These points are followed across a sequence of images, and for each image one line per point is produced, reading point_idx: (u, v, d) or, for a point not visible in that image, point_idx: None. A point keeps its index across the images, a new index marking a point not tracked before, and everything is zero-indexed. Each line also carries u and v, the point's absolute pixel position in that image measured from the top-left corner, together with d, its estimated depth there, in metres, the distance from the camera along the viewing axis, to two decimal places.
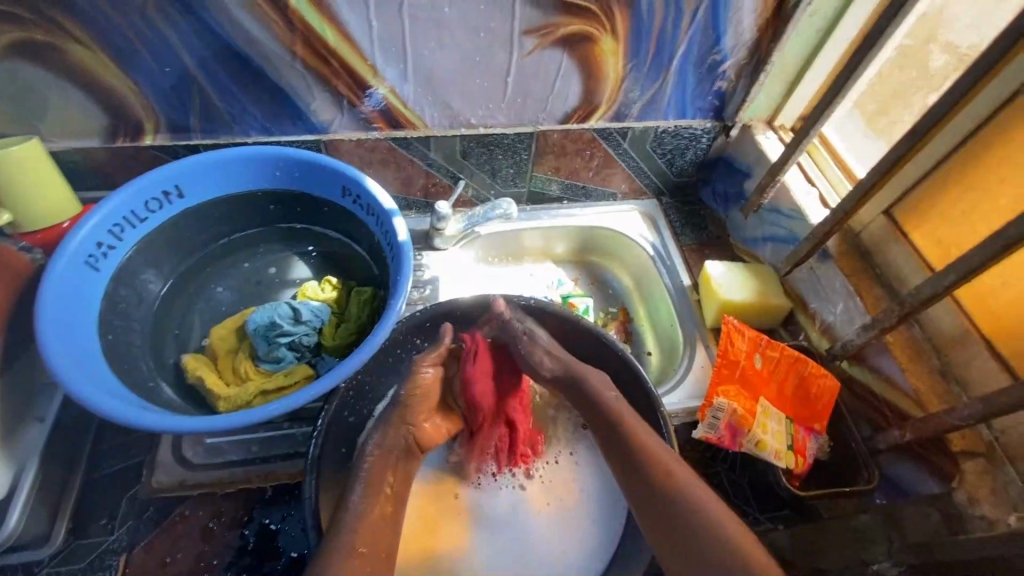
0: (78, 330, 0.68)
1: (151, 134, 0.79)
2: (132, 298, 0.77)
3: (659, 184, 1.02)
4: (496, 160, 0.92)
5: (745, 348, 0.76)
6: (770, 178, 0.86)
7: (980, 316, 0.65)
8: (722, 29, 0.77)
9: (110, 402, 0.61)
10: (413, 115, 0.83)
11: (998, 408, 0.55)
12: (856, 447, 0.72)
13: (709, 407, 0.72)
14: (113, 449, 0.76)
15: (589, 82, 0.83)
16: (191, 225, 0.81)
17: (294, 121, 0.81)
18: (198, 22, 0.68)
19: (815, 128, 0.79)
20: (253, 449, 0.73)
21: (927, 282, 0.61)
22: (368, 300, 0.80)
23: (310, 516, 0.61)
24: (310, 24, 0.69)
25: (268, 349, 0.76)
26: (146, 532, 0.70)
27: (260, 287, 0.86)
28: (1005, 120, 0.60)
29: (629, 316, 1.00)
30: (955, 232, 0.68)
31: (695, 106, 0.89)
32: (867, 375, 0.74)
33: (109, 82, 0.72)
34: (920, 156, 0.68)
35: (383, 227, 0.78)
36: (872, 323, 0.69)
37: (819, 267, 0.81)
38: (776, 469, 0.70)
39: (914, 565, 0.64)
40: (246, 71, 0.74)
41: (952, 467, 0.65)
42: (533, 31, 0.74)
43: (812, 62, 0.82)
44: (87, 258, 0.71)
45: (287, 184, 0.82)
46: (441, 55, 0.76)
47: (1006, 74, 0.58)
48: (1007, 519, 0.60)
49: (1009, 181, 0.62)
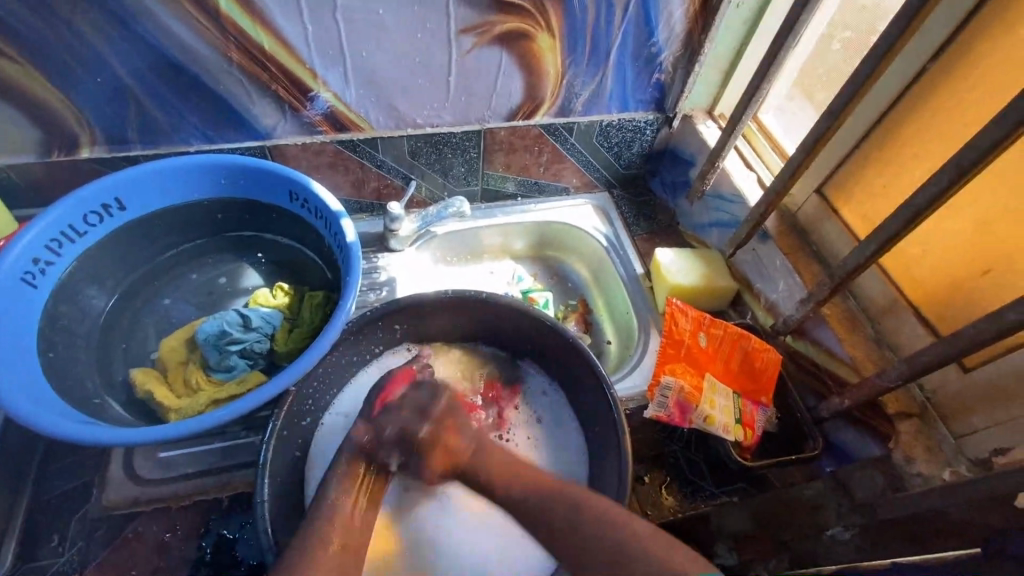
0: (16, 349, 0.66)
1: (87, 147, 0.78)
2: (74, 315, 0.75)
3: (609, 177, 1.04)
4: (446, 160, 0.93)
5: (689, 327, 0.79)
6: (710, 165, 0.89)
7: (905, 283, 0.68)
8: (654, 23, 0.80)
9: (53, 419, 0.60)
10: (358, 117, 0.84)
11: (921, 367, 0.58)
12: (802, 417, 0.75)
13: (658, 387, 0.75)
14: (60, 469, 0.74)
15: (530, 79, 0.84)
16: (135, 238, 0.80)
17: (236, 128, 0.81)
18: (127, 31, 0.68)
19: (746, 114, 0.82)
20: (210, 460, 0.71)
21: (852, 253, 0.64)
22: (321, 304, 0.80)
23: (263, 523, 0.60)
24: (242, 28, 0.69)
25: (219, 357, 0.75)
26: (99, 550, 0.69)
27: (212, 298, 0.85)
28: (913, 96, 0.64)
29: (588, 307, 1.02)
30: (878, 204, 0.71)
31: (636, 99, 0.92)
32: (810, 348, 0.77)
33: (40, 95, 0.71)
34: (843, 134, 0.72)
35: (332, 229, 0.78)
36: (809, 297, 0.72)
37: (761, 247, 0.85)
38: (725, 442, 0.73)
39: (862, 526, 0.65)
40: (183, 80, 0.74)
41: (888, 428, 0.67)
42: (470, 30, 0.76)
43: (743, 51, 0.85)
44: (23, 275, 0.69)
45: (232, 193, 0.82)
46: (380, 57, 0.76)
47: (908, 54, 0.61)
48: (942, 475, 0.63)
49: (922, 154, 0.66)
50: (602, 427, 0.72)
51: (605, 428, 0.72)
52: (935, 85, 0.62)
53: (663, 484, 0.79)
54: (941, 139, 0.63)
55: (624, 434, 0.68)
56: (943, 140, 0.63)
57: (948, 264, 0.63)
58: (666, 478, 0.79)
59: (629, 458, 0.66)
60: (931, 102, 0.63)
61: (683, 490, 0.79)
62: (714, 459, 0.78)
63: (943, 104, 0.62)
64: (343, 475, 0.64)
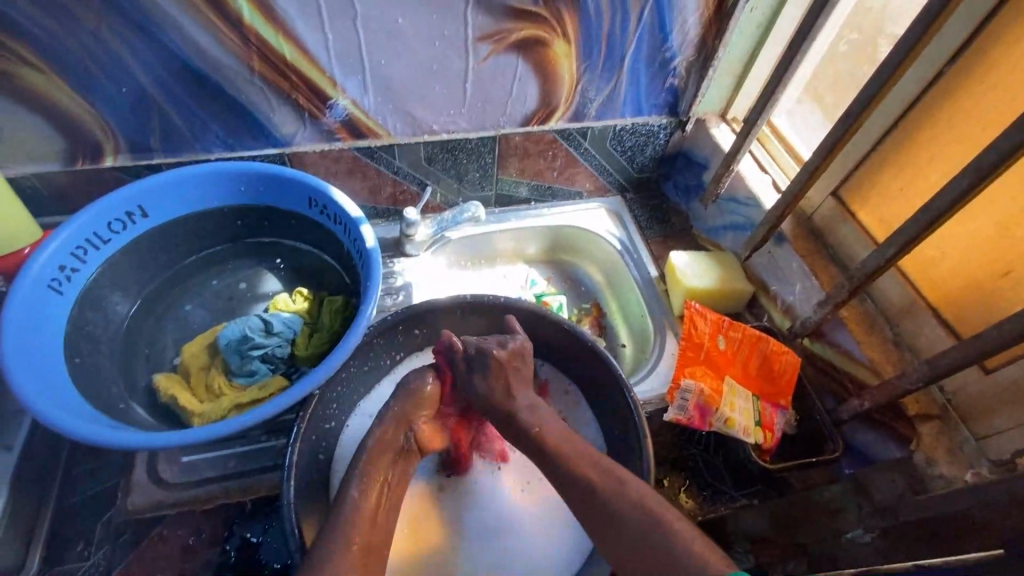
0: (45, 355, 0.67)
1: (111, 155, 0.79)
2: (99, 321, 0.76)
3: (621, 181, 1.05)
4: (461, 165, 0.94)
5: (708, 330, 0.80)
6: (724, 168, 0.90)
7: (925, 286, 0.68)
8: (668, 28, 0.81)
9: (82, 425, 0.60)
10: (375, 124, 0.84)
11: (943, 369, 0.58)
12: (821, 420, 0.75)
13: (678, 389, 0.75)
14: (86, 474, 0.75)
15: (545, 85, 0.85)
16: (157, 244, 0.81)
17: (256, 136, 0.82)
18: (152, 41, 0.69)
19: (761, 118, 0.82)
20: (231, 464, 0.72)
21: (871, 255, 0.64)
22: (340, 309, 0.80)
23: (290, 523, 0.61)
24: (263, 37, 0.70)
25: (241, 362, 0.76)
26: (124, 555, 0.70)
27: (232, 303, 0.86)
28: (931, 98, 0.64)
29: (602, 310, 1.02)
30: (895, 207, 0.71)
31: (649, 103, 0.92)
32: (828, 351, 0.78)
33: (67, 106, 0.72)
34: (860, 137, 0.72)
35: (351, 235, 0.79)
36: (827, 299, 0.72)
37: (777, 250, 0.85)
38: (746, 445, 0.73)
39: (883, 528, 0.66)
40: (205, 88, 0.75)
41: (910, 430, 0.67)
42: (486, 37, 0.77)
43: (756, 56, 0.86)
44: (50, 281, 0.70)
45: (252, 200, 0.83)
46: (398, 64, 0.77)
47: (926, 56, 0.62)
48: (964, 477, 0.63)
49: (940, 157, 0.66)
50: (622, 431, 0.73)
51: (625, 431, 0.72)
52: (952, 88, 0.62)
53: (682, 487, 0.78)
54: (960, 141, 0.63)
55: (644, 437, 0.69)
56: (961, 143, 0.63)
57: (967, 266, 0.63)
58: (684, 481, 0.79)
59: (650, 461, 0.67)
60: (949, 105, 0.63)
61: (702, 494, 0.77)
62: (734, 462, 0.78)
63: (961, 106, 0.62)
64: (365, 478, 0.64)
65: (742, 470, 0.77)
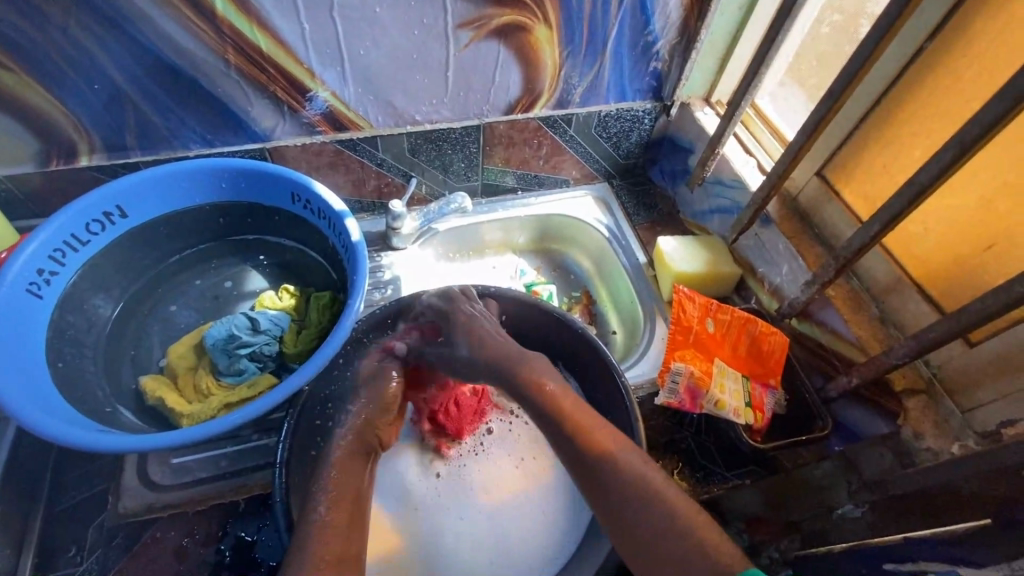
0: (25, 360, 0.66)
1: (86, 155, 0.78)
2: (81, 324, 0.75)
3: (608, 168, 1.05)
4: (446, 156, 0.93)
5: (697, 314, 0.80)
6: (710, 152, 0.90)
7: (909, 262, 0.69)
8: (650, 11, 0.80)
9: (70, 430, 0.60)
10: (357, 116, 0.83)
11: (927, 344, 0.59)
12: (810, 398, 0.77)
13: (668, 373, 0.76)
14: (75, 479, 0.74)
15: (527, 71, 0.84)
16: (139, 245, 0.80)
17: (235, 132, 0.81)
18: (123, 35, 0.67)
19: (745, 101, 0.82)
20: (223, 464, 0.72)
21: (856, 234, 0.65)
22: (327, 305, 0.80)
23: (284, 521, 0.62)
24: (239, 29, 0.69)
25: (229, 362, 0.75)
26: (117, 559, 0.69)
27: (217, 302, 0.85)
28: (913, 74, 0.64)
29: (592, 298, 1.02)
30: (879, 185, 0.72)
31: (634, 88, 0.92)
32: (816, 330, 0.78)
33: (37, 105, 0.70)
34: (842, 117, 0.72)
35: (336, 229, 0.78)
36: (813, 279, 0.73)
37: (763, 232, 0.85)
38: (736, 425, 0.74)
39: (872, 503, 0.64)
40: (181, 84, 0.73)
41: (897, 405, 0.68)
42: (467, 24, 0.76)
43: (739, 37, 0.86)
44: (28, 285, 0.69)
45: (235, 197, 0.81)
46: (378, 54, 0.76)
47: (908, 31, 0.61)
48: (951, 449, 0.64)
49: (921, 135, 0.66)
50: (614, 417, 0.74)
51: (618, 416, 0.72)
52: (932, 66, 0.62)
53: (675, 470, 0.81)
54: (942, 116, 0.63)
55: (637, 421, 0.69)
56: (944, 119, 0.63)
57: (949, 241, 0.64)
58: (677, 464, 0.81)
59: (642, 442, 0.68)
60: (931, 80, 0.63)
61: (696, 476, 0.80)
62: (726, 444, 0.79)
63: (941, 83, 0.62)
64: (355, 467, 0.64)
65: (733, 450, 0.79)
